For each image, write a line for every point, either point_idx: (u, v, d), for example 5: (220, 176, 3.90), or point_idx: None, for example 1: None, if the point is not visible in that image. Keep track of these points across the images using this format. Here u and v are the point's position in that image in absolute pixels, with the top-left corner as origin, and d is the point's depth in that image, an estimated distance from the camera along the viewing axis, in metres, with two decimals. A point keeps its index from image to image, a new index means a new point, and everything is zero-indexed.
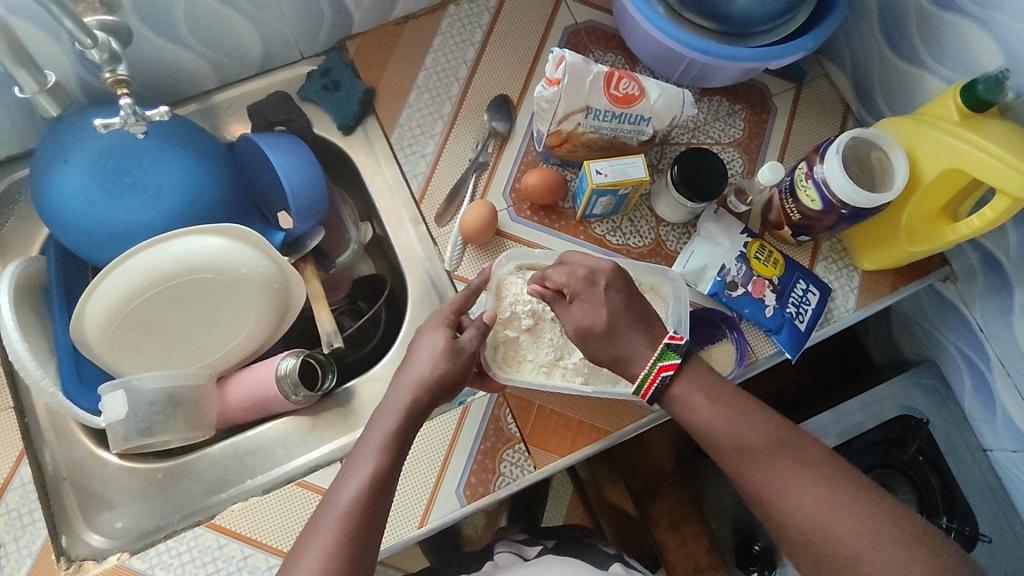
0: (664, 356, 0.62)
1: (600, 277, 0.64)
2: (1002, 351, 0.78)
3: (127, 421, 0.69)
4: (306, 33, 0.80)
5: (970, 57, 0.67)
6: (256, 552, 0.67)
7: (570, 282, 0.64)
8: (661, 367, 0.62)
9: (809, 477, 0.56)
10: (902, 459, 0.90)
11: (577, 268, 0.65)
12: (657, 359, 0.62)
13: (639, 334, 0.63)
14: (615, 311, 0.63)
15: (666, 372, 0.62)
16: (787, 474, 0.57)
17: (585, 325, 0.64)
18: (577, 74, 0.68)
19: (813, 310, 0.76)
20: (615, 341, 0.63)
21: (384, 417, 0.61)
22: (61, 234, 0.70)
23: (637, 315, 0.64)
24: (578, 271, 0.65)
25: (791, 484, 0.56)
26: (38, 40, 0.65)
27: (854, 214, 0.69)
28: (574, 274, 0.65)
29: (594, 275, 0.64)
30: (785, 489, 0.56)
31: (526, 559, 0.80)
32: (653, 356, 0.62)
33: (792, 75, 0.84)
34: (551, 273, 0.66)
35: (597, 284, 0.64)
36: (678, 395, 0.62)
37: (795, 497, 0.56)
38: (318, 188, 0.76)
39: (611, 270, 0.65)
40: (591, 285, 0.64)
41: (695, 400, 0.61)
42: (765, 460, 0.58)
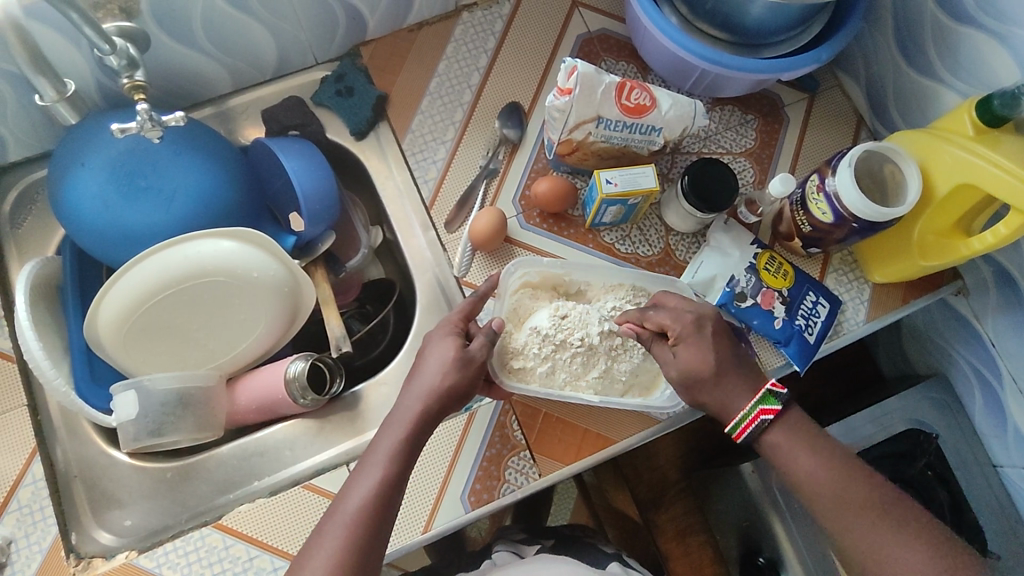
0: (765, 400, 0.64)
1: (707, 324, 0.66)
2: (1014, 367, 0.77)
3: (137, 422, 0.70)
4: (320, 39, 0.81)
5: (987, 71, 0.66)
6: (261, 554, 0.68)
7: (677, 325, 0.65)
8: (762, 410, 0.64)
9: (906, 540, 0.58)
10: (910, 474, 0.84)
11: (683, 312, 0.66)
12: (758, 402, 0.64)
13: (742, 374, 0.65)
14: (722, 357, 0.65)
15: (766, 415, 0.64)
16: (883, 534, 0.59)
17: (689, 370, 0.65)
18: (589, 84, 0.68)
19: (822, 322, 0.76)
20: (720, 387, 0.64)
21: (392, 425, 0.61)
22: (77, 235, 0.71)
23: (737, 361, 0.66)
24: (686, 316, 0.66)
25: (889, 545, 0.58)
26: (58, 46, 0.66)
27: (866, 228, 0.69)
28: (682, 318, 0.66)
29: (701, 322, 0.66)
30: (883, 548, 0.58)
31: (524, 558, 0.80)
32: (755, 398, 0.64)
33: (805, 86, 0.84)
34: (653, 313, 0.67)
35: (705, 330, 0.65)
36: (775, 439, 0.64)
37: (894, 558, 0.58)
38: (330, 193, 0.77)
39: (716, 317, 0.67)
40: (698, 330, 0.65)
41: (794, 448, 0.63)
42: (861, 518, 0.59)
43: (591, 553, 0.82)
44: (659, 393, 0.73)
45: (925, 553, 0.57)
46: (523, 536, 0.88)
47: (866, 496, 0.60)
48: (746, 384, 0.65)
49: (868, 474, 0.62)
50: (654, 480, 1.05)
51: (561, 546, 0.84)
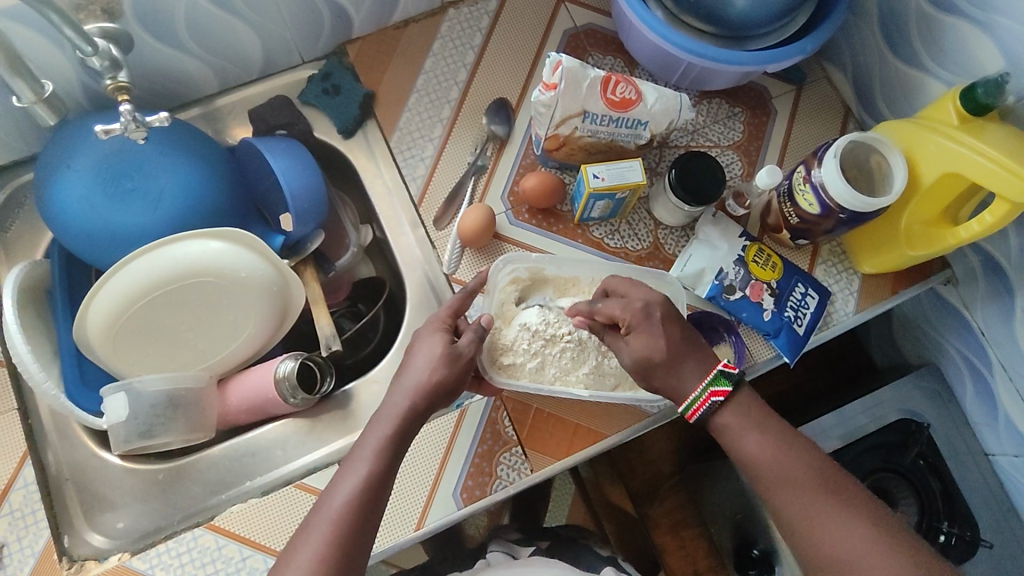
0: (716, 382, 0.64)
1: (655, 310, 0.64)
2: (1004, 355, 0.78)
3: (128, 423, 0.70)
4: (306, 37, 0.80)
5: (971, 60, 0.66)
6: (254, 554, 0.68)
7: (626, 314, 0.64)
8: (713, 392, 0.63)
9: (847, 518, 0.57)
10: (903, 464, 0.85)
11: (632, 300, 0.65)
12: (709, 385, 0.63)
13: (693, 359, 0.64)
14: (673, 341, 0.64)
15: (717, 397, 0.63)
16: (825, 510, 0.58)
17: (642, 356, 0.64)
18: (574, 78, 0.68)
19: (811, 313, 0.76)
20: (674, 371, 0.64)
21: (380, 422, 0.61)
22: (64, 238, 0.71)
23: (687, 343, 0.65)
24: (634, 304, 0.64)
25: (831, 522, 0.57)
26: (39, 48, 0.66)
27: (853, 218, 0.69)
28: (630, 306, 0.64)
29: (649, 308, 0.64)
30: (824, 524, 0.57)
31: (517, 559, 0.81)
32: (706, 380, 0.64)
33: (792, 78, 0.84)
34: (601, 306, 0.65)
35: (654, 315, 0.64)
36: (726, 419, 0.64)
37: (833, 534, 0.57)
38: (317, 192, 0.77)
39: (665, 301, 0.65)
40: (647, 318, 0.64)
41: (743, 427, 0.63)
42: (803, 494, 0.59)
43: (583, 556, 0.82)
44: None
45: (866, 530, 0.56)
46: (518, 537, 0.88)
47: (810, 473, 0.60)
48: (697, 365, 0.64)
49: (814, 454, 0.61)
50: (648, 475, 1.05)
51: (554, 548, 0.84)
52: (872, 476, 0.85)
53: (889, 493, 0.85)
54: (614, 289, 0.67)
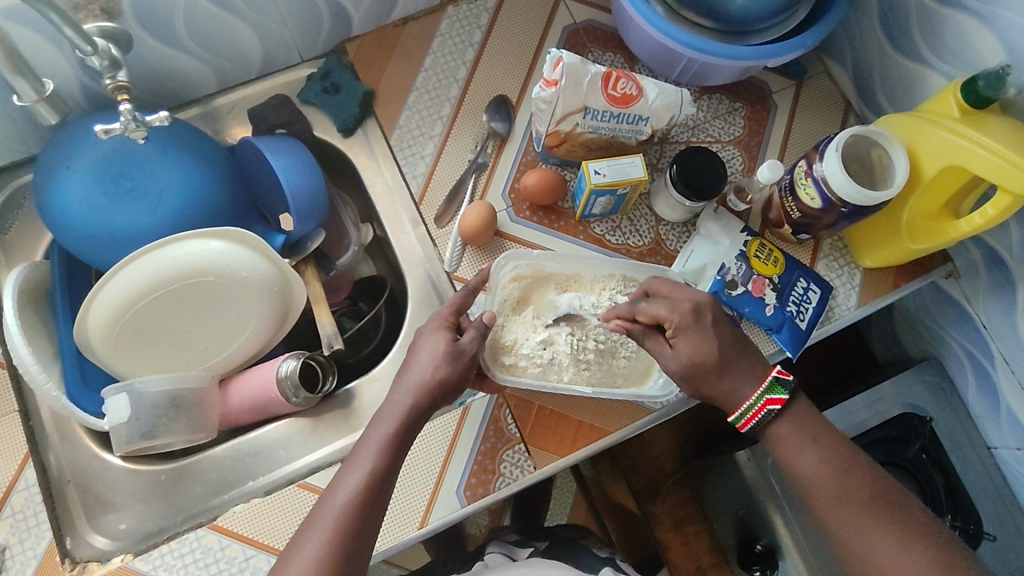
0: (772, 391, 0.64)
1: (706, 312, 0.65)
2: (1006, 349, 0.78)
3: (130, 424, 0.70)
4: (306, 36, 0.80)
5: (972, 53, 0.66)
6: (257, 554, 0.67)
7: (674, 316, 0.64)
8: (769, 400, 0.64)
9: (898, 537, 0.59)
10: (906, 457, 0.86)
11: (680, 302, 0.65)
12: (764, 393, 0.64)
13: (746, 368, 0.65)
14: (724, 344, 0.65)
15: (773, 406, 0.64)
16: (876, 528, 0.59)
17: (694, 362, 0.64)
18: (575, 74, 0.68)
19: (813, 308, 0.76)
20: (725, 375, 0.64)
21: (382, 419, 0.61)
22: (64, 238, 0.71)
23: (739, 346, 0.65)
24: (683, 306, 0.64)
25: (882, 540, 0.59)
26: (38, 47, 0.66)
27: (855, 212, 0.69)
28: (679, 308, 0.64)
29: (700, 310, 0.65)
30: (874, 541, 0.59)
31: (516, 560, 0.81)
32: (761, 389, 0.64)
33: (792, 72, 0.84)
34: (645, 306, 0.65)
35: (704, 318, 0.64)
36: (781, 431, 0.64)
37: (884, 552, 0.58)
38: (318, 191, 0.76)
39: (712, 303, 0.66)
40: (698, 320, 0.64)
41: (799, 441, 0.63)
42: (855, 510, 0.60)
43: (583, 557, 0.82)
44: (652, 382, 0.73)
45: (917, 550, 0.58)
46: (517, 538, 0.88)
47: (863, 490, 0.61)
48: (750, 373, 0.65)
49: (867, 469, 0.62)
50: (650, 471, 1.04)
51: (556, 548, 0.84)
52: None
53: None
54: (657, 289, 0.67)
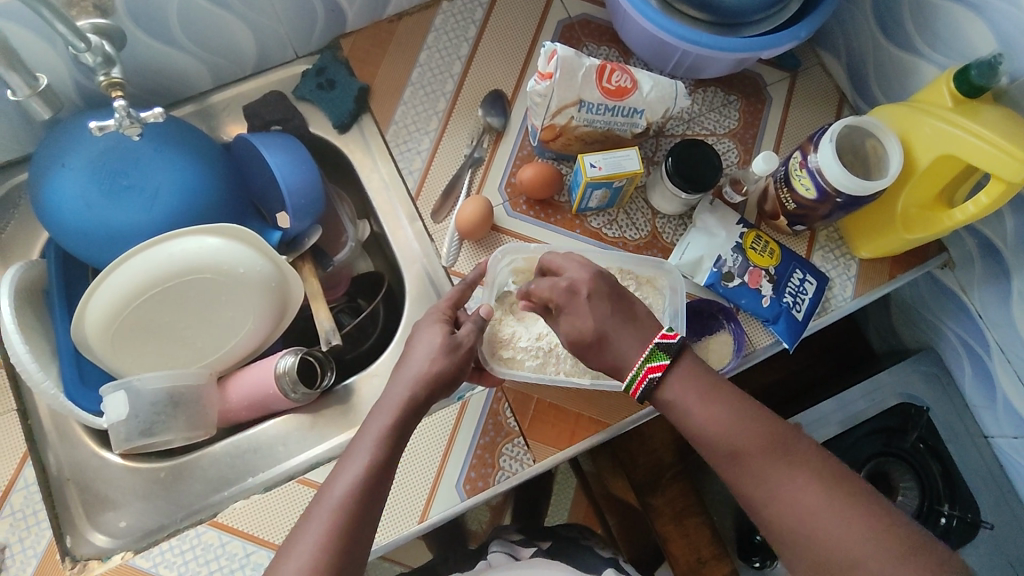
0: (653, 357, 0.60)
1: (581, 287, 0.63)
2: (1001, 337, 0.78)
3: (128, 422, 0.70)
4: (300, 32, 0.80)
5: (965, 42, 0.66)
6: (258, 550, 0.67)
7: (553, 295, 0.63)
8: (650, 368, 0.60)
9: (804, 481, 0.55)
10: (903, 447, 0.88)
11: (559, 280, 0.64)
12: (645, 361, 0.61)
13: (637, 340, 0.62)
14: (603, 315, 0.62)
15: (655, 374, 0.60)
16: (782, 475, 0.56)
17: (574, 338, 0.63)
18: (569, 68, 0.68)
19: (810, 299, 0.76)
20: (607, 347, 0.62)
21: (381, 412, 0.61)
22: (61, 237, 0.70)
23: (621, 313, 0.62)
24: (561, 284, 0.63)
25: (789, 486, 0.55)
26: (31, 44, 0.65)
27: (850, 202, 0.69)
28: (556, 286, 0.63)
29: (576, 286, 0.63)
30: (781, 489, 0.55)
31: (519, 559, 0.81)
32: (644, 355, 0.61)
33: (786, 65, 0.84)
34: (534, 286, 0.65)
35: (578, 294, 0.62)
36: (670, 396, 0.60)
37: (793, 499, 0.55)
38: (314, 187, 0.77)
39: (591, 277, 0.63)
40: (574, 296, 0.63)
41: (691, 401, 0.59)
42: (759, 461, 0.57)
43: (584, 557, 0.82)
44: None
45: (828, 495, 0.54)
46: (520, 537, 0.88)
47: (763, 440, 0.57)
48: (638, 342, 0.62)
49: (763, 416, 0.59)
50: (650, 463, 1.01)
51: (558, 549, 0.84)
52: (872, 459, 0.88)
53: (890, 476, 0.88)
54: (549, 265, 0.66)
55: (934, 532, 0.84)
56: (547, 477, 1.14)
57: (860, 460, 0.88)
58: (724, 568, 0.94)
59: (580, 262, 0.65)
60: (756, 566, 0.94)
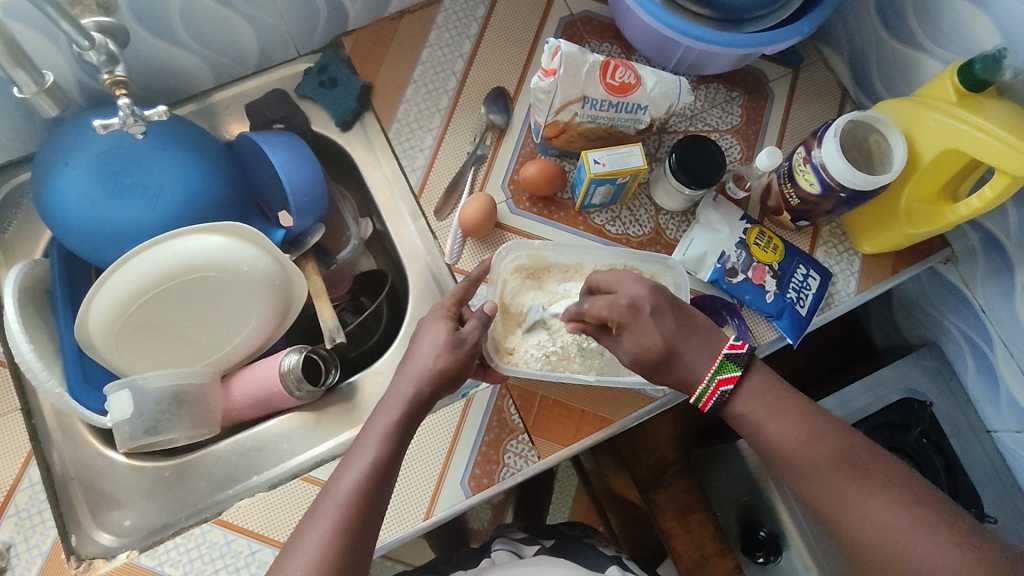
0: (725, 368, 0.62)
1: (644, 304, 0.62)
2: (1004, 332, 0.78)
3: (133, 421, 0.70)
4: (302, 30, 0.80)
5: (968, 36, 0.66)
6: (263, 547, 0.67)
7: (614, 314, 0.62)
8: (720, 382, 0.62)
9: (877, 492, 0.55)
10: (908, 443, 0.86)
11: (618, 297, 0.62)
12: (717, 372, 0.62)
13: (705, 355, 0.63)
14: (669, 332, 0.62)
15: (726, 385, 0.62)
16: (853, 487, 0.56)
17: (641, 355, 0.63)
18: (573, 64, 0.68)
19: (813, 294, 0.76)
20: (677, 364, 0.63)
21: (385, 408, 0.61)
22: (65, 237, 0.70)
23: (687, 328, 0.63)
24: (620, 302, 0.62)
25: (861, 499, 0.55)
26: (35, 42, 0.65)
27: (854, 197, 0.69)
28: (616, 305, 0.62)
29: (638, 303, 0.62)
30: (854, 500, 0.56)
31: (523, 558, 0.80)
32: (714, 368, 0.62)
33: (788, 61, 0.84)
34: (590, 306, 0.63)
35: (642, 312, 0.62)
36: (740, 411, 0.62)
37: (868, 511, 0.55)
38: (318, 185, 0.76)
39: (652, 292, 0.62)
40: (636, 314, 0.62)
41: (759, 415, 0.61)
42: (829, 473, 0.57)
43: (589, 555, 0.82)
44: None
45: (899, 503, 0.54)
46: (523, 535, 0.88)
47: (833, 451, 0.58)
48: (705, 356, 0.63)
49: (832, 429, 0.59)
50: (653, 460, 1.01)
51: (562, 547, 0.84)
52: None
53: None
54: (601, 285, 0.65)
55: None
56: (549, 476, 1.14)
57: None
58: (727, 564, 0.94)
59: (635, 276, 0.64)
60: (760, 561, 0.87)
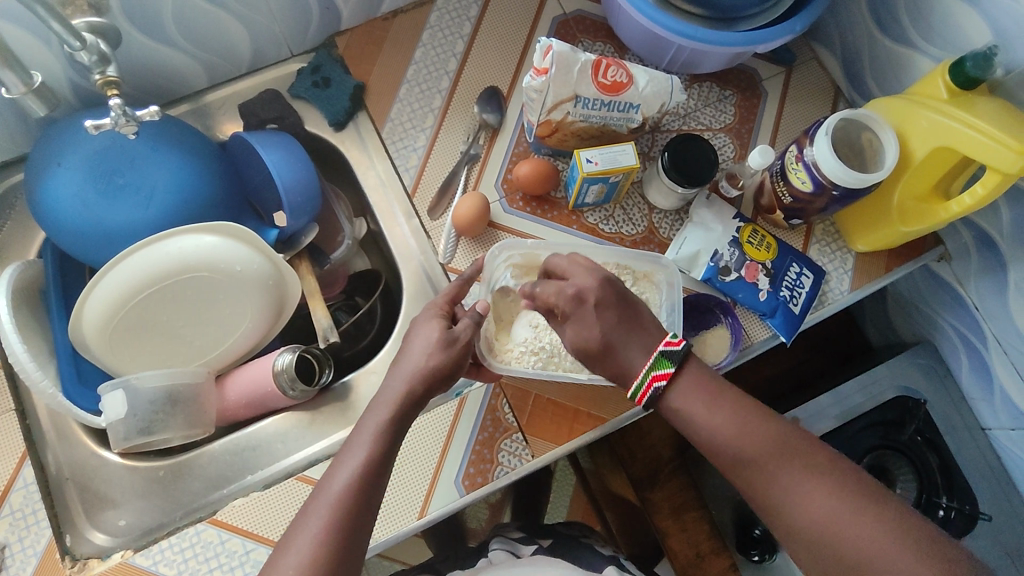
0: (658, 365, 0.61)
1: (588, 296, 0.63)
2: (998, 330, 0.78)
3: (126, 421, 0.70)
4: (295, 30, 0.80)
5: (960, 34, 0.66)
6: (257, 547, 0.68)
7: (560, 302, 0.64)
8: (654, 377, 0.61)
9: (817, 481, 0.54)
10: (902, 440, 0.88)
11: (566, 286, 0.64)
12: (651, 369, 0.61)
13: (642, 350, 0.62)
14: (609, 327, 0.63)
15: (660, 382, 0.61)
16: (793, 476, 0.55)
17: (580, 346, 0.64)
18: (565, 63, 0.68)
19: (807, 292, 0.76)
20: (614, 358, 0.63)
21: (378, 407, 0.61)
22: (58, 237, 0.70)
23: (627, 322, 0.63)
24: (567, 291, 0.64)
25: (800, 488, 0.54)
26: (27, 43, 0.65)
27: (846, 195, 0.69)
28: (562, 293, 0.64)
29: (583, 295, 0.63)
30: (793, 490, 0.55)
31: (519, 557, 0.81)
32: (647, 365, 0.61)
33: (782, 59, 0.84)
34: (539, 290, 0.66)
35: (586, 303, 0.63)
36: (676, 406, 0.61)
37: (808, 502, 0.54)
38: (311, 185, 0.77)
39: (598, 285, 0.63)
40: (580, 305, 0.63)
41: (698, 409, 0.60)
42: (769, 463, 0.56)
43: (585, 554, 0.82)
44: None
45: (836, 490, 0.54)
46: (520, 535, 0.88)
47: (771, 443, 0.57)
48: (642, 351, 0.62)
49: (772, 420, 0.59)
50: (648, 458, 1.00)
51: (558, 547, 0.84)
52: (871, 452, 0.88)
53: (888, 470, 0.88)
54: (556, 269, 0.67)
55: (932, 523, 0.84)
56: (547, 475, 1.14)
57: (858, 452, 0.88)
58: (722, 563, 0.94)
59: (586, 266, 0.65)
60: (755, 560, 0.93)
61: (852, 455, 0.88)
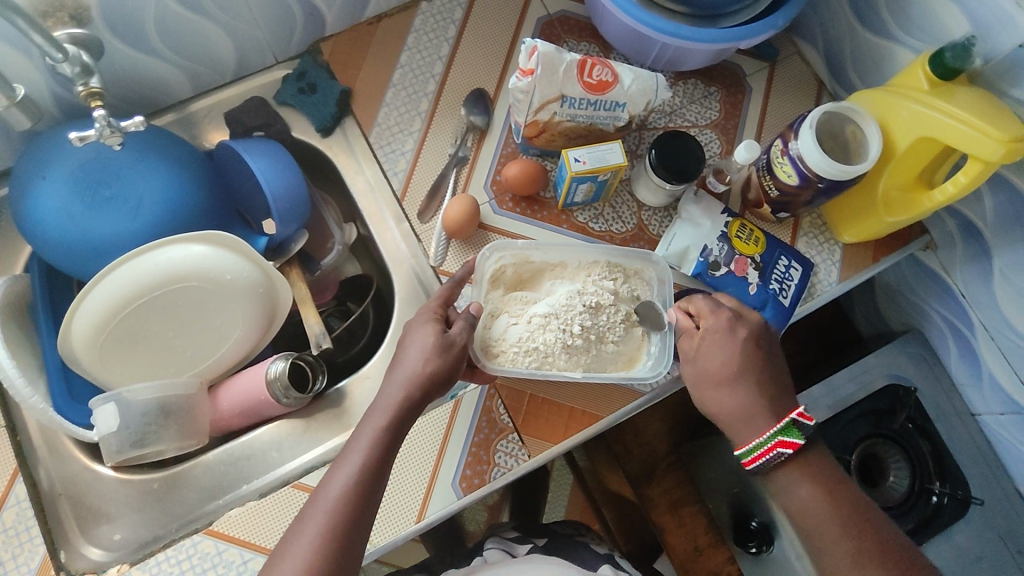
0: (788, 432, 0.63)
1: (741, 329, 0.67)
2: (985, 316, 0.79)
3: (120, 434, 0.69)
4: (280, 36, 0.80)
5: (938, 26, 0.67)
6: (254, 556, 0.67)
7: (711, 317, 0.68)
8: (781, 441, 0.63)
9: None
10: (893, 428, 0.89)
11: (722, 310, 0.68)
12: (779, 432, 0.63)
13: (761, 401, 0.65)
14: (746, 365, 0.66)
15: (784, 448, 0.62)
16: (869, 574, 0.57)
17: (705, 368, 0.67)
18: (550, 64, 0.68)
19: (796, 285, 0.77)
20: (733, 392, 0.65)
21: (375, 413, 0.61)
22: (44, 250, 0.70)
23: (768, 384, 0.66)
24: (724, 315, 0.67)
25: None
26: (9, 56, 0.65)
27: (832, 187, 0.70)
28: (721, 313, 0.68)
29: (737, 325, 0.67)
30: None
31: (516, 556, 0.80)
32: (778, 427, 0.63)
33: (764, 55, 0.85)
34: (696, 299, 0.70)
35: (737, 333, 0.66)
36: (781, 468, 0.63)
37: None
38: (299, 192, 0.76)
39: (754, 328, 0.68)
40: (730, 336, 0.66)
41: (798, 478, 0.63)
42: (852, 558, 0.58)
43: (581, 553, 0.82)
44: (641, 364, 0.73)
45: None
46: (515, 534, 0.87)
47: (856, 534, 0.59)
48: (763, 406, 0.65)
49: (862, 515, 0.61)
50: (644, 455, 1.00)
51: (553, 546, 0.84)
52: (862, 441, 0.89)
53: (881, 458, 0.89)
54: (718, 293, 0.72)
55: (925, 511, 0.85)
56: (543, 475, 1.15)
57: (851, 443, 0.89)
58: (721, 556, 0.94)
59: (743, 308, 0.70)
60: (752, 552, 0.86)
61: (846, 445, 0.88)
